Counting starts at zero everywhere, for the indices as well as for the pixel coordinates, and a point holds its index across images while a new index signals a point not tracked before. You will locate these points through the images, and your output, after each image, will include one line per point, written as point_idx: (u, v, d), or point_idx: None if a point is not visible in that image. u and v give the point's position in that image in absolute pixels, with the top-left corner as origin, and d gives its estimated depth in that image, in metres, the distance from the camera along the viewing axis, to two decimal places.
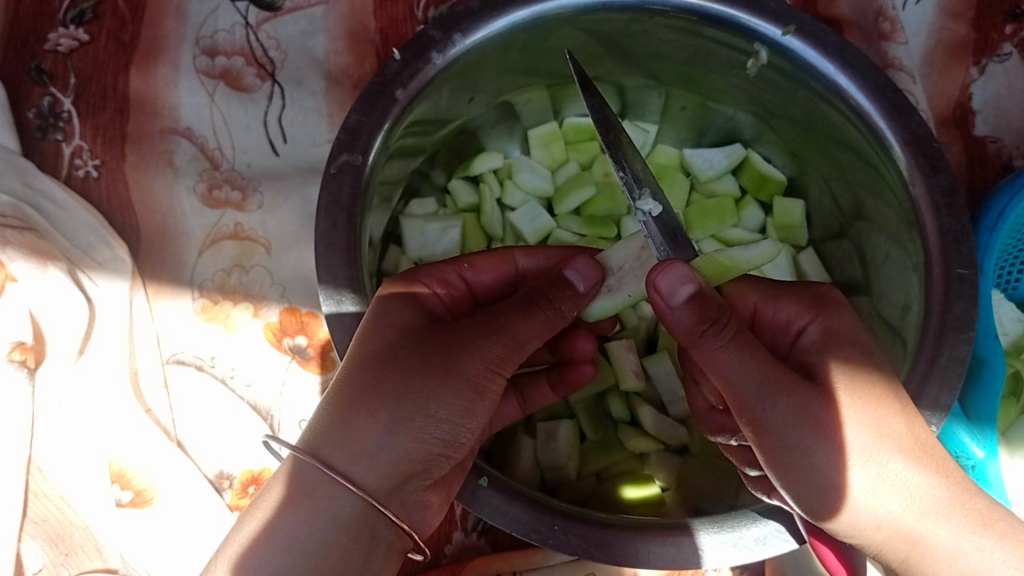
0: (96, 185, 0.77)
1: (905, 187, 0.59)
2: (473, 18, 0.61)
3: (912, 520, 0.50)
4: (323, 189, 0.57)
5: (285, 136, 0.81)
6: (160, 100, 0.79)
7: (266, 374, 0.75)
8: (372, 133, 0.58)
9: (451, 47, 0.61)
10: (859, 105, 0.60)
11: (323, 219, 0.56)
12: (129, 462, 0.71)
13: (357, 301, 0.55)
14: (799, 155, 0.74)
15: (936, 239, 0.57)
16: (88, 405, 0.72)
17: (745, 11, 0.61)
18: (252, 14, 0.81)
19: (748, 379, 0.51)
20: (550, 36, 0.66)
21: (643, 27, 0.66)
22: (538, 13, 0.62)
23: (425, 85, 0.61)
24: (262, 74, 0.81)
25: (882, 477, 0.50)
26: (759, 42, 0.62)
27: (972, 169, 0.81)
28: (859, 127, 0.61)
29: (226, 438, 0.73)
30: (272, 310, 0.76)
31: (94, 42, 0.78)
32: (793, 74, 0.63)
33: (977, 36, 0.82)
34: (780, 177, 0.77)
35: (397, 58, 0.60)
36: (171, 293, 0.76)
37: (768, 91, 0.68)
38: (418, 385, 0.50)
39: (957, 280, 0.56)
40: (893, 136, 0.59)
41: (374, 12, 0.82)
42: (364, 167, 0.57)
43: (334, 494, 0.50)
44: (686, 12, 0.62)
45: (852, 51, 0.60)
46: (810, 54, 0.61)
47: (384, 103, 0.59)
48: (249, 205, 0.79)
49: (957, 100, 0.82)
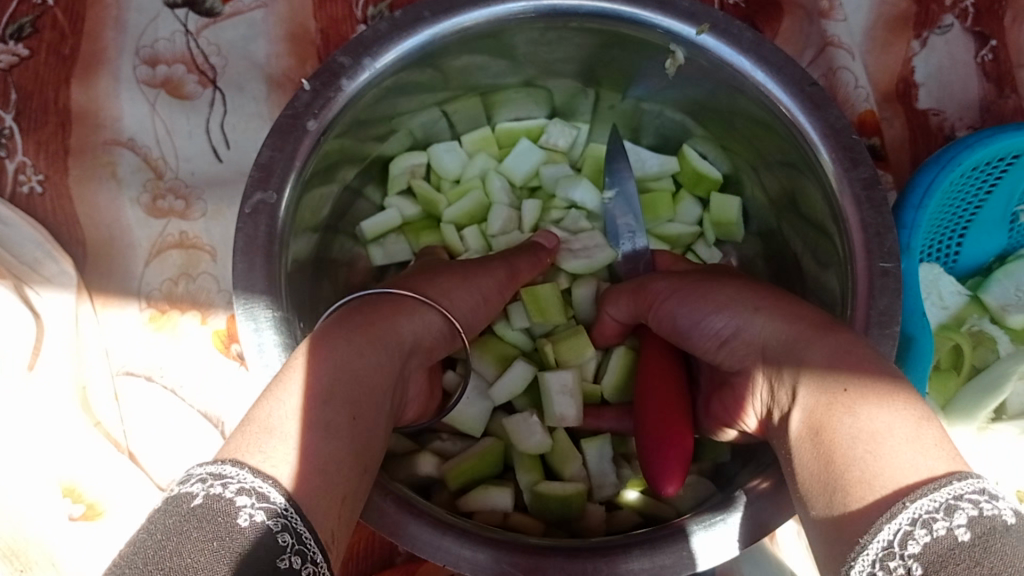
0: (41, 201, 0.77)
1: (829, 184, 0.60)
2: (380, 42, 0.63)
3: (738, 326, 0.55)
4: (238, 231, 0.58)
5: (228, 143, 0.81)
6: (103, 112, 0.79)
7: (215, 382, 0.75)
8: (285, 170, 0.60)
9: (360, 73, 0.62)
10: (778, 101, 0.62)
11: (240, 261, 0.58)
12: (79, 477, 0.72)
13: (274, 325, 0.58)
14: (729, 149, 0.74)
15: (859, 235, 0.58)
16: (37, 418, 0.73)
17: (656, 12, 0.63)
18: (191, 21, 0.82)
19: (676, 310, 0.61)
20: (466, 49, 0.67)
21: (558, 35, 0.67)
22: (447, 30, 0.63)
23: (337, 113, 0.62)
24: (203, 81, 0.81)
25: (712, 306, 0.58)
26: (675, 42, 0.64)
27: (915, 145, 0.82)
28: (780, 124, 0.63)
29: (180, 448, 0.73)
30: (220, 316, 0.76)
31: (34, 57, 0.79)
32: (712, 72, 0.65)
33: (918, 9, 0.82)
34: (716, 174, 0.77)
35: (306, 89, 0.61)
36: (118, 302, 0.76)
37: (695, 95, 0.70)
38: (386, 329, 0.56)
39: (880, 274, 0.57)
40: (813, 133, 0.61)
41: (313, 14, 0.82)
42: (278, 205, 0.59)
43: (326, 376, 0.50)
44: (597, 16, 0.64)
45: (767, 46, 0.62)
46: (725, 51, 0.63)
47: (295, 136, 0.60)
48: (193, 213, 0.79)
49: (899, 74, 0.82)
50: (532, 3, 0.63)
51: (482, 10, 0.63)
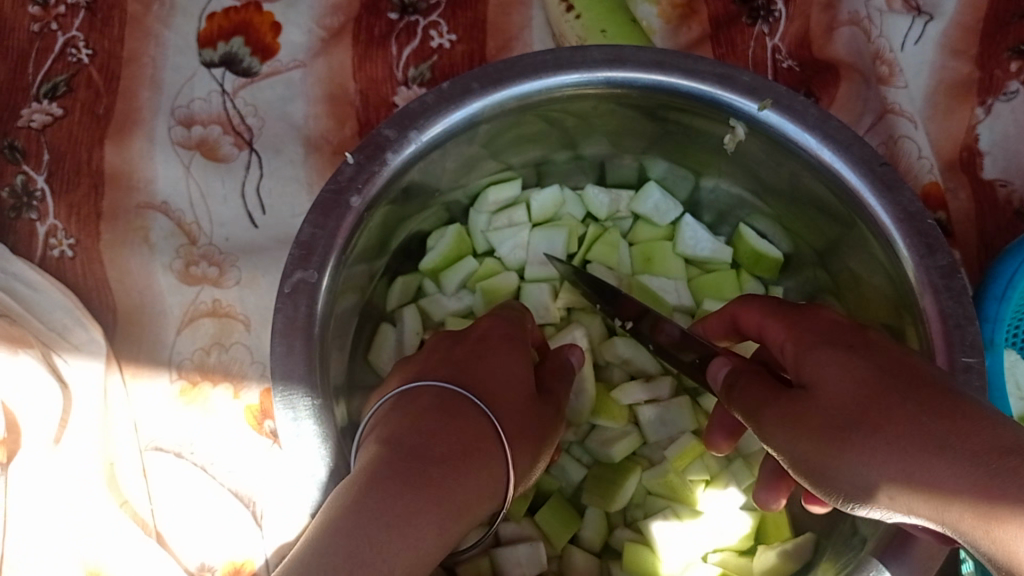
0: (71, 265, 0.75)
1: (902, 270, 0.57)
2: (428, 114, 0.60)
3: None
4: (278, 311, 0.56)
5: (264, 208, 0.78)
6: (136, 173, 0.77)
7: (249, 461, 0.71)
8: (327, 247, 0.57)
9: (407, 146, 0.60)
10: (847, 181, 0.58)
11: (279, 342, 0.55)
12: (103, 561, 0.68)
13: (315, 414, 0.54)
14: (791, 229, 0.70)
15: (938, 325, 0.55)
16: (54, 495, 0.69)
17: (717, 86, 0.60)
18: (227, 81, 0.80)
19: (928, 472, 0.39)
20: (515, 124, 0.65)
21: (611, 107, 0.64)
22: (497, 102, 0.61)
23: (382, 187, 0.60)
24: (239, 142, 0.79)
25: (882, 445, 0.41)
26: (735, 117, 0.61)
27: (982, 218, 0.78)
28: (848, 202, 0.60)
29: (209, 530, 0.70)
30: (252, 391, 0.73)
31: (68, 116, 0.77)
32: (775, 148, 0.62)
33: (982, 75, 0.79)
34: (777, 253, 0.72)
35: (349, 162, 0.59)
36: (149, 373, 0.73)
37: (754, 173, 0.67)
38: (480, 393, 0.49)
39: (963, 369, 0.53)
40: (884, 216, 0.57)
41: (354, 75, 0.80)
42: (319, 285, 0.56)
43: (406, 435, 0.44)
44: (655, 90, 0.61)
45: (834, 123, 0.59)
46: (789, 128, 0.60)
47: (338, 212, 0.58)
48: (226, 281, 0.76)
49: (964, 142, 0.79)
50: (586, 75, 0.60)
51: (540, 80, 0.60)
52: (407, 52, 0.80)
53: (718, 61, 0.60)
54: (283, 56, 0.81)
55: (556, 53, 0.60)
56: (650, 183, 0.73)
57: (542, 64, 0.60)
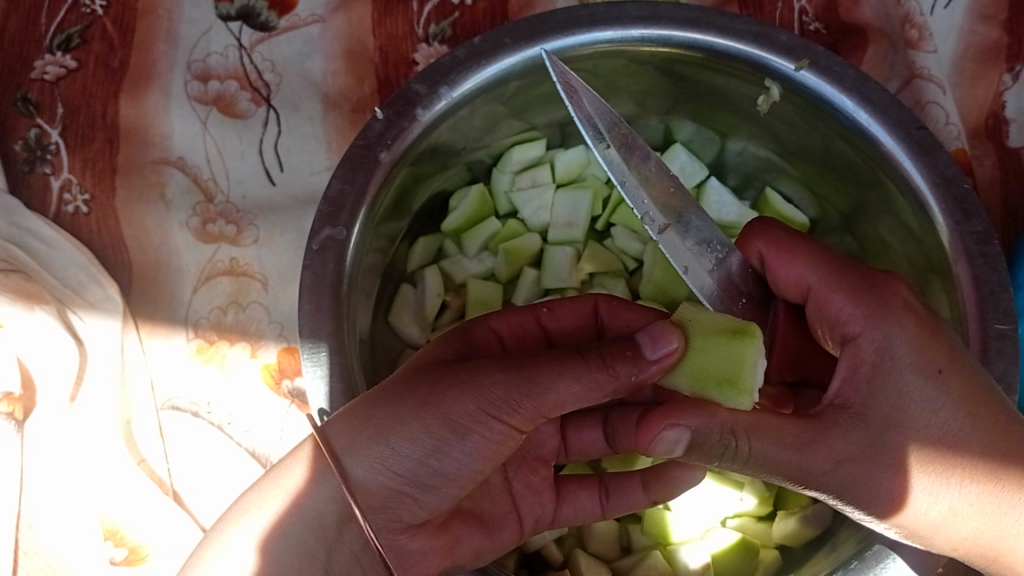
0: (87, 222, 0.74)
1: (935, 235, 0.56)
2: (459, 70, 0.59)
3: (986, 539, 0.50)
4: (305, 268, 0.55)
5: (282, 165, 0.76)
6: (152, 129, 0.76)
7: (267, 421, 0.71)
8: (356, 204, 0.56)
9: (437, 101, 0.59)
10: (882, 144, 0.58)
11: (307, 300, 0.54)
12: (121, 519, 0.69)
13: (341, 372, 0.54)
14: (819, 192, 0.69)
15: (971, 292, 0.54)
16: (72, 455, 0.71)
17: (753, 46, 0.59)
18: (245, 35, 0.77)
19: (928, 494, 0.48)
20: (542, 83, 0.63)
21: (642, 66, 0.63)
22: (529, 58, 0.59)
23: (410, 144, 0.59)
24: (257, 98, 0.76)
25: (960, 509, 0.48)
26: (770, 78, 0.60)
27: (1008, 185, 0.76)
28: (881, 167, 0.59)
29: (225, 488, 0.70)
30: (270, 350, 0.72)
31: (82, 69, 0.75)
32: (809, 111, 0.61)
33: (1011, 40, 0.77)
34: (804, 218, 0.71)
35: (379, 118, 0.58)
36: (165, 332, 0.73)
37: (784, 135, 0.66)
38: (403, 394, 0.50)
39: (995, 336, 0.53)
40: (920, 181, 0.56)
41: (373, 30, 0.77)
42: (348, 241, 0.56)
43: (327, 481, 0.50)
44: (689, 49, 0.60)
45: (871, 85, 0.58)
46: (825, 89, 0.58)
47: (367, 167, 0.57)
48: (244, 239, 0.75)
49: (989, 109, 0.77)
50: (620, 32, 0.59)
51: (570, 37, 0.59)
52: (429, 8, 0.77)
53: (755, 19, 0.59)
54: (301, 10, 0.77)
55: (591, 8, 0.59)
56: (676, 145, 0.72)
57: (575, 20, 0.59)
